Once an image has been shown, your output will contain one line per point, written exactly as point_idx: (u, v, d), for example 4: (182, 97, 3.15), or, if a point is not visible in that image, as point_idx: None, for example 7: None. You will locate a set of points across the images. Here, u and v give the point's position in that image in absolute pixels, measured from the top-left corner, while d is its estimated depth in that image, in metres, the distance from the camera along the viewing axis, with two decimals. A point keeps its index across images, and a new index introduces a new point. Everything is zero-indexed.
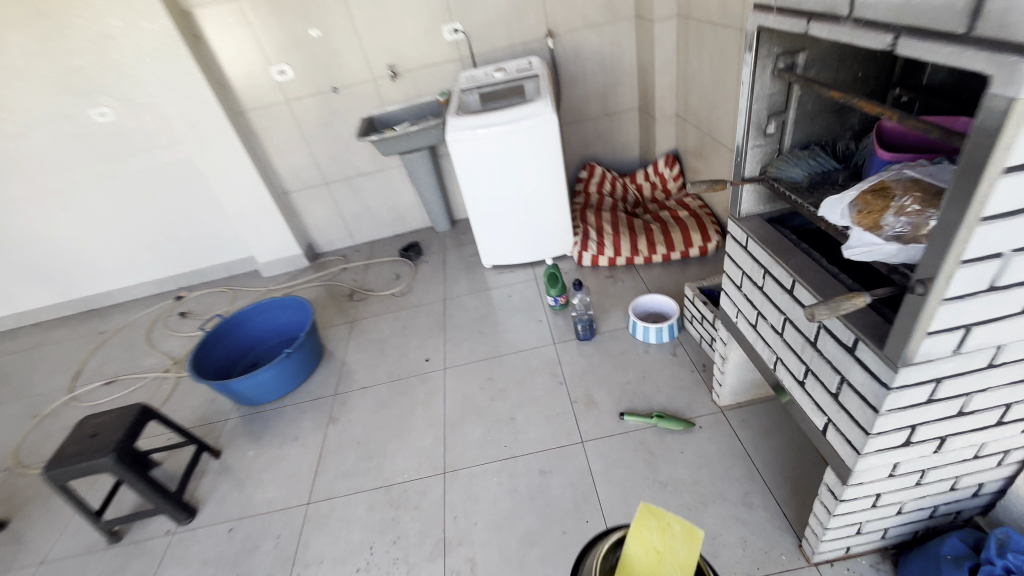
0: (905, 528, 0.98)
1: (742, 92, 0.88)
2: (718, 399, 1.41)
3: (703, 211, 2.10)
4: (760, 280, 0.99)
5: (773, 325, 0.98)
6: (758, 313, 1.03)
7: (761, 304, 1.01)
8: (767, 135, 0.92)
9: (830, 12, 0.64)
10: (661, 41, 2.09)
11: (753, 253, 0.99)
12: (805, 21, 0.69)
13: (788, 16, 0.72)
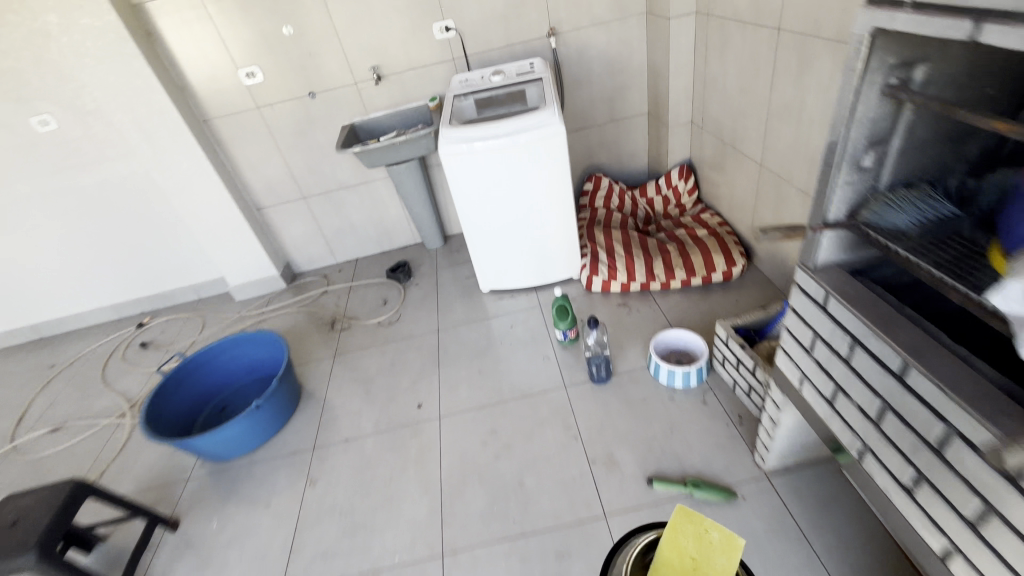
0: None
1: (838, 115, 0.67)
2: (763, 463, 1.21)
3: (724, 230, 1.91)
4: (844, 349, 0.78)
5: (862, 407, 0.77)
6: (838, 388, 0.82)
7: (843, 378, 0.80)
8: (863, 170, 0.71)
9: None
10: (678, 41, 1.88)
11: (835, 315, 0.79)
12: (971, 23, 0.48)
13: (938, 16, 0.51)
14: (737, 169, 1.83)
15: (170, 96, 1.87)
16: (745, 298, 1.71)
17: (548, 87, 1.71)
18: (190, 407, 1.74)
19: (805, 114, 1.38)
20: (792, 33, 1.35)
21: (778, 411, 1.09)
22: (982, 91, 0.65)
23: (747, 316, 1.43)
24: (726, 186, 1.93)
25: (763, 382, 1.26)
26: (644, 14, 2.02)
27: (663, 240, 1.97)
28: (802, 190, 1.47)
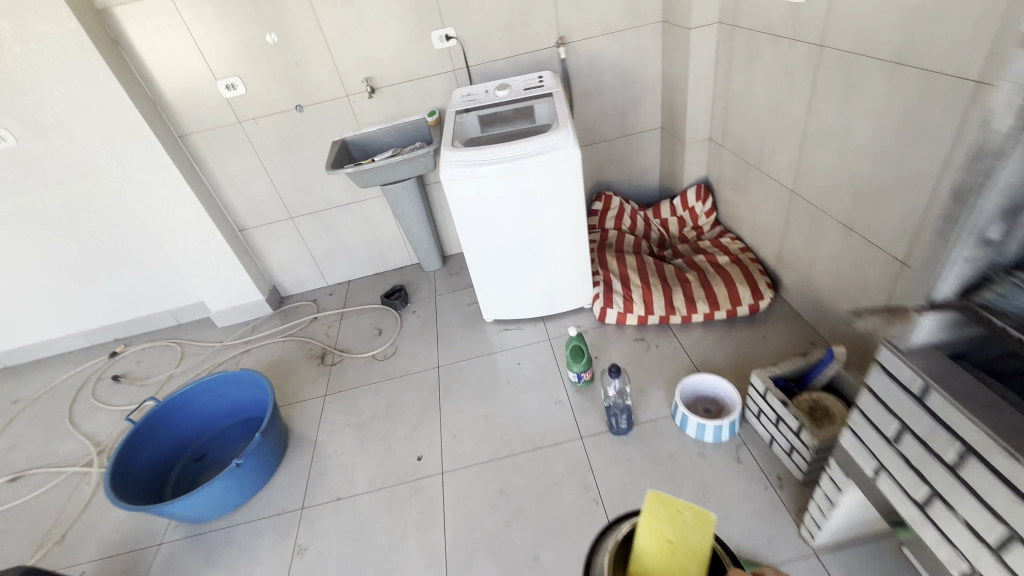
0: None
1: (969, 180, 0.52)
2: (812, 540, 1.08)
3: (747, 257, 1.78)
4: (948, 454, 0.64)
5: (972, 526, 0.63)
6: (935, 495, 0.68)
7: (944, 486, 0.66)
8: (989, 244, 0.57)
9: None
10: (698, 53, 1.74)
11: (936, 412, 0.65)
12: None
13: None
14: (762, 194, 1.69)
15: (141, 111, 1.69)
16: (774, 335, 1.58)
17: (560, 104, 1.56)
18: (164, 456, 1.57)
19: (849, 141, 1.24)
20: (837, 51, 1.21)
21: (836, 491, 0.94)
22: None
23: (783, 364, 1.29)
24: (749, 209, 1.80)
25: (809, 446, 1.12)
26: (659, 22, 1.87)
27: (681, 268, 1.83)
28: (844, 223, 1.33)
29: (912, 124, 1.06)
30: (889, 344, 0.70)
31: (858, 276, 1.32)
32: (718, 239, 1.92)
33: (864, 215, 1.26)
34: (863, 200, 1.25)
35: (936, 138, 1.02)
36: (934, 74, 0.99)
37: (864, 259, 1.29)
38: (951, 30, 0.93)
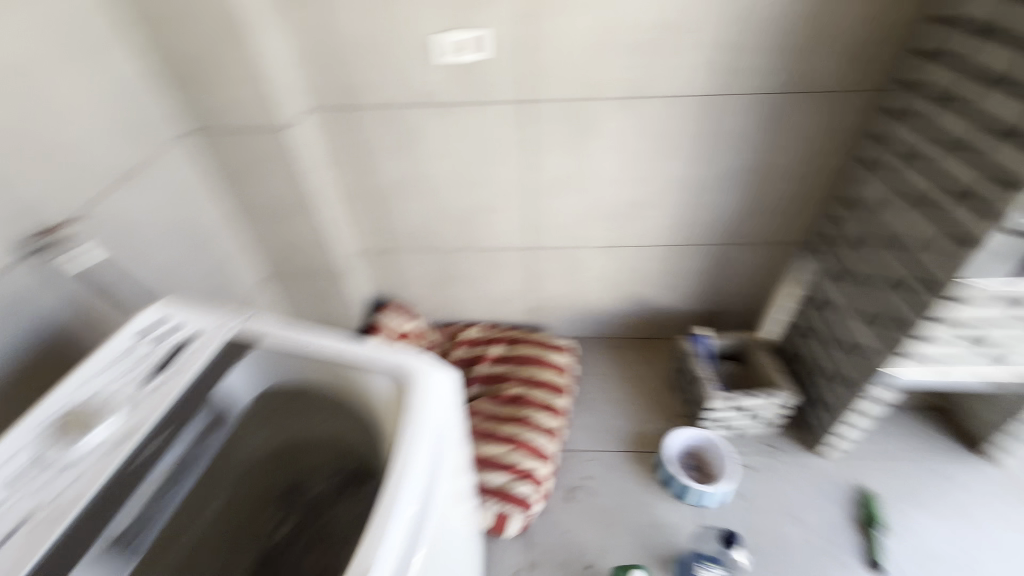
0: (975, 404, 1.40)
1: None
2: (827, 451, 1.39)
3: (506, 331, 1.63)
4: (1008, 312, 0.98)
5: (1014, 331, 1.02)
6: (984, 337, 1.04)
7: (994, 325, 1.01)
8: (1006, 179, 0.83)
9: None
10: (308, 157, 1.17)
11: (1002, 294, 0.94)
12: None
13: None
14: (480, 270, 1.51)
15: None
16: (603, 367, 1.65)
17: (325, 338, 0.75)
18: None
19: (595, 179, 1.30)
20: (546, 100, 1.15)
21: (867, 405, 1.23)
22: (988, 69, 0.87)
23: (695, 374, 1.43)
24: (467, 292, 1.58)
25: (782, 403, 1.37)
26: (186, 136, 1.09)
27: (488, 393, 1.45)
28: (605, 246, 1.45)
29: (660, 142, 1.23)
30: (957, 274, 0.93)
31: (640, 273, 1.53)
32: (458, 338, 1.61)
33: (630, 228, 1.41)
34: (625, 218, 1.39)
35: (681, 149, 1.24)
36: (673, 97, 1.15)
37: (642, 258, 1.48)
38: (665, 59, 1.08)
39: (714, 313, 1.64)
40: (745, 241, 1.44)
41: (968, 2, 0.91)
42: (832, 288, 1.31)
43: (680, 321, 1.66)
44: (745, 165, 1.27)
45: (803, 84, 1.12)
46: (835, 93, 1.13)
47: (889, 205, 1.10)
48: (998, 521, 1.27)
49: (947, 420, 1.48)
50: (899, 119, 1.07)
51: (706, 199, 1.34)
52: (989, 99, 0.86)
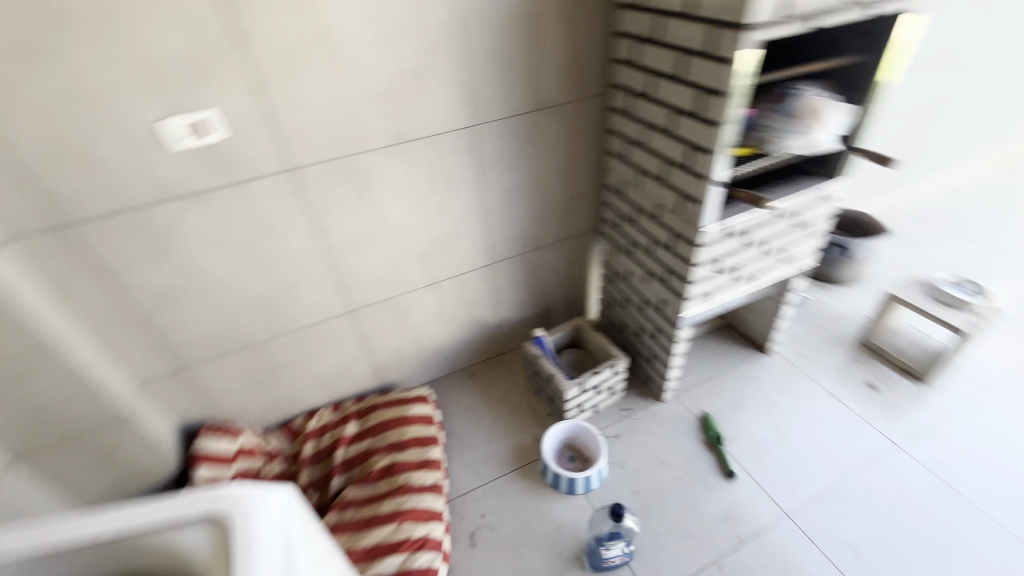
0: (748, 314, 1.76)
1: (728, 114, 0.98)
2: (667, 394, 1.60)
3: (357, 404, 1.55)
4: (738, 242, 1.25)
5: (748, 253, 1.31)
6: (732, 265, 1.31)
7: (735, 254, 1.28)
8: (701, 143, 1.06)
9: (803, 15, 0.92)
10: (29, 297, 0.95)
11: (730, 229, 1.20)
12: (800, 21, 0.92)
13: (781, 25, 0.90)
14: (306, 350, 1.41)
15: None
16: (466, 399, 1.65)
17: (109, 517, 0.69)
18: None
19: (392, 227, 1.31)
20: (312, 165, 1.12)
21: (680, 346, 1.45)
22: (657, 68, 1.11)
23: (546, 372, 1.52)
24: (300, 377, 1.46)
25: (619, 369, 1.54)
26: None
27: (356, 476, 1.35)
28: (426, 285, 1.48)
29: (439, 177, 1.29)
30: (696, 224, 1.15)
31: (466, 299, 1.59)
32: (307, 432, 1.48)
33: (441, 262, 1.46)
34: (434, 254, 1.43)
35: (461, 180, 1.33)
36: (436, 136, 1.22)
37: (461, 285, 1.55)
38: (413, 104, 1.15)
39: (544, 312, 1.78)
40: (546, 243, 1.59)
41: (626, 20, 1.15)
42: (623, 261, 1.52)
43: (516, 329, 1.77)
44: (520, 178, 1.40)
45: (539, 103, 1.29)
46: (567, 104, 1.32)
47: (636, 183, 1.32)
48: (791, 396, 1.61)
49: (737, 334, 1.83)
50: (618, 114, 1.30)
51: (498, 217, 1.45)
52: (667, 88, 1.10)
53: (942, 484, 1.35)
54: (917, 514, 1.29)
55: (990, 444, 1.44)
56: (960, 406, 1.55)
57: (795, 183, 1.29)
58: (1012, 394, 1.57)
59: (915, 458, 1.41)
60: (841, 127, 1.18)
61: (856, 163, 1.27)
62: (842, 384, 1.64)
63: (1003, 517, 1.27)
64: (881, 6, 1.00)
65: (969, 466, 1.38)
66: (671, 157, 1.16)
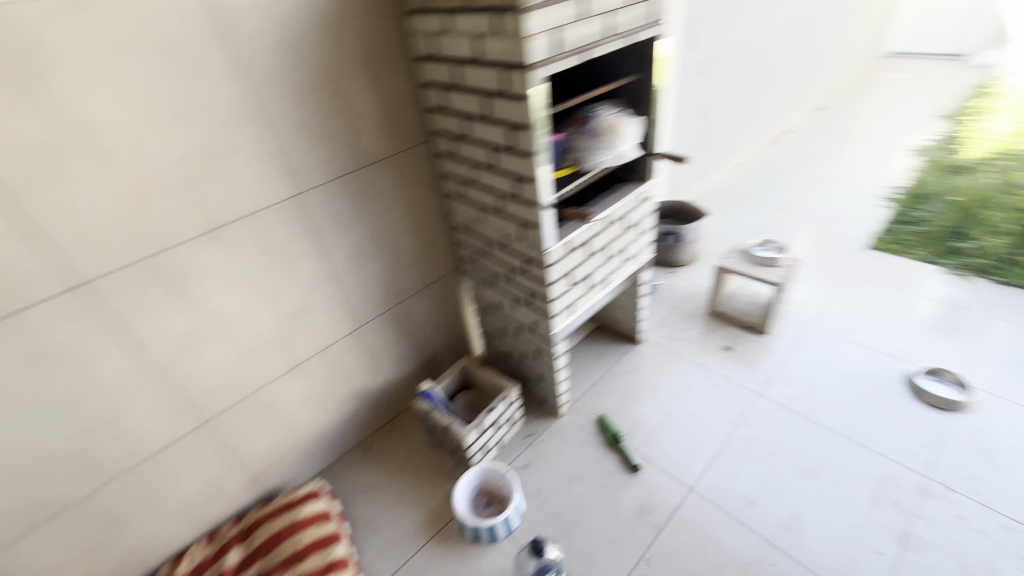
0: (615, 312, 1.89)
1: (537, 144, 1.06)
2: (563, 408, 1.64)
3: (238, 525, 1.33)
4: (582, 253, 1.35)
5: (594, 261, 1.41)
6: (584, 274, 1.40)
7: (583, 264, 1.37)
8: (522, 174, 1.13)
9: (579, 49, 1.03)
10: None
11: (571, 243, 1.29)
12: (576, 56, 1.03)
13: (561, 61, 1.00)
14: (154, 485, 1.19)
15: None
16: (366, 478, 1.52)
17: None
18: None
19: (230, 319, 1.18)
20: (108, 274, 0.97)
21: (560, 360, 1.50)
22: (467, 111, 1.16)
23: (443, 424, 1.46)
24: (154, 520, 1.22)
25: (513, 399, 1.54)
26: None
27: None
28: (288, 370, 1.35)
29: (273, 254, 1.20)
30: (540, 247, 1.22)
31: (339, 372, 1.48)
32: None
33: (299, 341, 1.34)
34: (289, 335, 1.31)
35: (299, 252, 1.24)
36: (257, 213, 1.14)
37: (330, 359, 1.44)
38: (221, 185, 1.06)
39: (428, 362, 1.73)
40: (410, 294, 1.56)
41: (428, 71, 1.19)
42: (489, 293, 1.55)
43: (403, 387, 1.69)
44: (365, 237, 1.36)
45: (364, 160, 1.27)
46: (394, 156, 1.32)
47: (479, 219, 1.36)
48: (668, 376, 1.75)
49: (611, 332, 1.96)
50: (445, 158, 1.33)
51: (352, 280, 1.39)
52: (480, 128, 1.16)
53: (799, 417, 1.56)
54: (788, 449, 1.47)
55: (823, 370, 1.70)
56: (795, 345, 1.82)
57: (615, 191, 1.44)
58: (827, 325, 1.89)
59: (774, 401, 1.62)
60: (636, 138, 1.35)
61: (660, 164, 1.45)
62: (705, 353, 1.83)
63: (847, 428, 1.50)
64: (640, 32, 1.17)
65: (813, 393, 1.62)
66: (502, 189, 1.21)
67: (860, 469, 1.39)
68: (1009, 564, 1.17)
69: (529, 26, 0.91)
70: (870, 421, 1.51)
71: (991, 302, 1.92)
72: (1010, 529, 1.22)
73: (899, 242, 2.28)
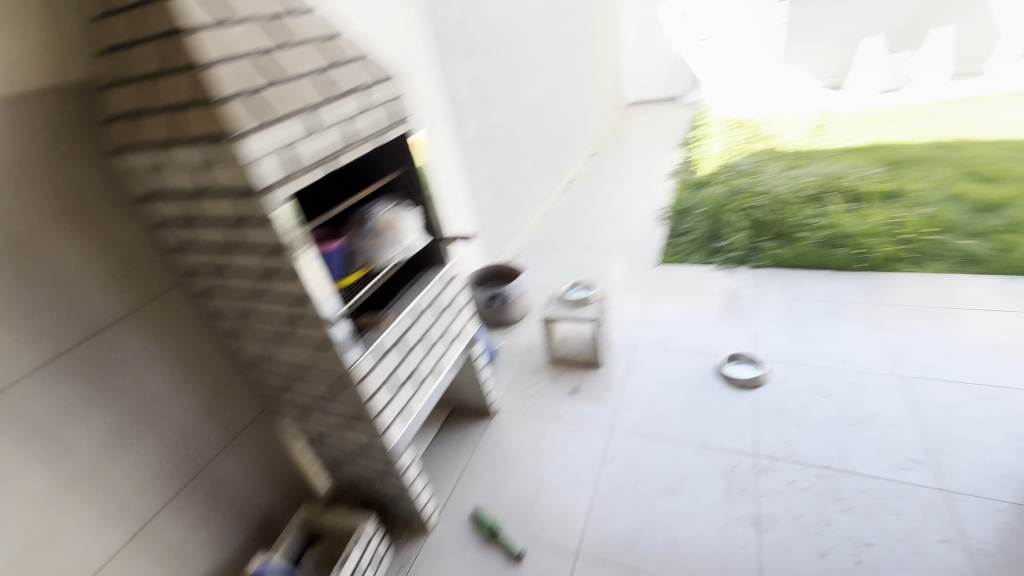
0: (462, 393, 1.83)
1: (300, 265, 0.97)
2: (432, 519, 1.49)
3: None
4: (398, 354, 1.27)
5: (415, 357, 1.34)
6: (407, 373, 1.31)
7: (402, 365, 1.29)
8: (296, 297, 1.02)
9: (322, 160, 1.00)
10: None
11: (380, 349, 1.20)
12: (319, 168, 1.00)
13: (302, 176, 0.95)
14: None
15: None
16: None
17: None
18: None
19: None
20: None
21: (411, 471, 1.37)
22: (215, 243, 1.03)
23: None
24: None
25: (371, 535, 1.34)
26: None
27: None
28: None
29: None
30: (343, 366, 1.11)
31: None
32: None
33: None
34: None
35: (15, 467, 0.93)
36: None
37: None
38: None
39: (261, 525, 1.43)
40: (212, 457, 1.28)
41: (157, 208, 1.04)
42: (312, 424, 1.36)
43: (230, 572, 1.35)
44: (122, 413, 1.08)
45: (97, 326, 1.03)
46: (142, 310, 1.10)
47: (271, 351, 1.20)
48: (529, 441, 1.73)
49: (465, 413, 1.89)
50: (210, 295, 1.16)
51: (116, 472, 1.09)
52: (236, 258, 1.03)
53: (648, 438, 1.65)
54: (648, 474, 1.53)
55: (655, 386, 1.85)
56: (628, 369, 1.96)
57: (418, 281, 1.41)
58: (647, 342, 2.09)
59: (625, 430, 1.69)
60: (418, 227, 1.36)
61: (453, 244, 1.48)
62: (556, 403, 1.86)
63: (688, 433, 1.63)
64: (386, 133, 1.20)
65: (653, 411, 1.74)
66: (283, 315, 1.09)
67: (708, 469, 1.50)
68: (834, 508, 1.34)
69: (249, 151, 0.84)
70: (703, 419, 1.66)
71: (753, 285, 2.34)
72: (824, 476, 1.42)
73: (678, 253, 2.68)
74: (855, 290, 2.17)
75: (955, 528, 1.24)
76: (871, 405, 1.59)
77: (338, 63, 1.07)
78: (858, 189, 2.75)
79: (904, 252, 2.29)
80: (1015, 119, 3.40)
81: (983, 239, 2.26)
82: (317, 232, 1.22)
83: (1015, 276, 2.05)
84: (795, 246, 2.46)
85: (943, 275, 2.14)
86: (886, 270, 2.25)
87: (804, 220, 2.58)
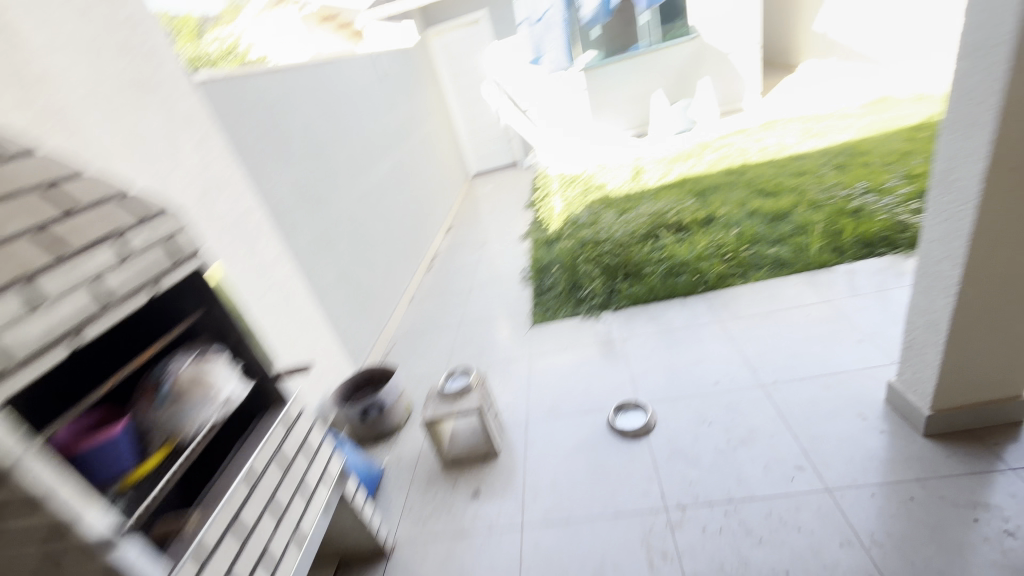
0: (345, 541, 1.54)
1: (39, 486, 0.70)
2: None
3: None
4: (234, 540, 0.99)
5: (261, 532, 1.07)
6: (253, 559, 1.03)
7: (243, 552, 1.01)
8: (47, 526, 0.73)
9: (61, 336, 0.77)
10: None
11: (204, 545, 0.92)
12: (60, 347, 0.76)
13: (26, 366, 0.71)
14: None
15: None
16: None
17: None
18: None
19: None
20: None
21: None
22: None
23: None
24: None
25: None
26: None
27: None
28: None
29: None
30: None
31: None
32: None
33: None
34: None
35: None
36: None
37: None
38: None
39: None
40: None
41: None
42: None
43: None
44: None
45: None
46: None
47: None
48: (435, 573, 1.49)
49: (355, 563, 1.59)
50: None
51: None
52: None
53: (561, 524, 1.52)
54: (569, 569, 1.39)
55: (555, 461, 1.75)
56: (526, 449, 1.84)
57: (251, 435, 1.16)
58: (538, 412, 2.01)
59: (536, 523, 1.55)
60: (234, 374, 1.12)
61: (291, 377, 1.27)
62: (458, 515, 1.66)
63: (598, 506, 1.54)
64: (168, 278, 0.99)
65: (559, 491, 1.63)
66: None
67: (626, 542, 1.41)
68: (747, 544, 1.32)
69: None
70: (608, 485, 1.59)
71: (621, 327, 2.44)
72: (730, 512, 1.41)
73: (547, 311, 2.72)
74: (704, 312, 2.36)
75: (847, 527, 1.29)
76: (747, 422, 1.67)
77: (80, 209, 0.88)
78: (682, 220, 3.10)
79: (730, 267, 2.59)
80: (774, 143, 4.21)
81: (783, 245, 2.65)
82: (84, 423, 0.94)
83: (814, 271, 2.42)
84: (645, 282, 2.65)
85: (765, 282, 2.45)
86: (722, 287, 2.50)
87: (647, 257, 2.82)
